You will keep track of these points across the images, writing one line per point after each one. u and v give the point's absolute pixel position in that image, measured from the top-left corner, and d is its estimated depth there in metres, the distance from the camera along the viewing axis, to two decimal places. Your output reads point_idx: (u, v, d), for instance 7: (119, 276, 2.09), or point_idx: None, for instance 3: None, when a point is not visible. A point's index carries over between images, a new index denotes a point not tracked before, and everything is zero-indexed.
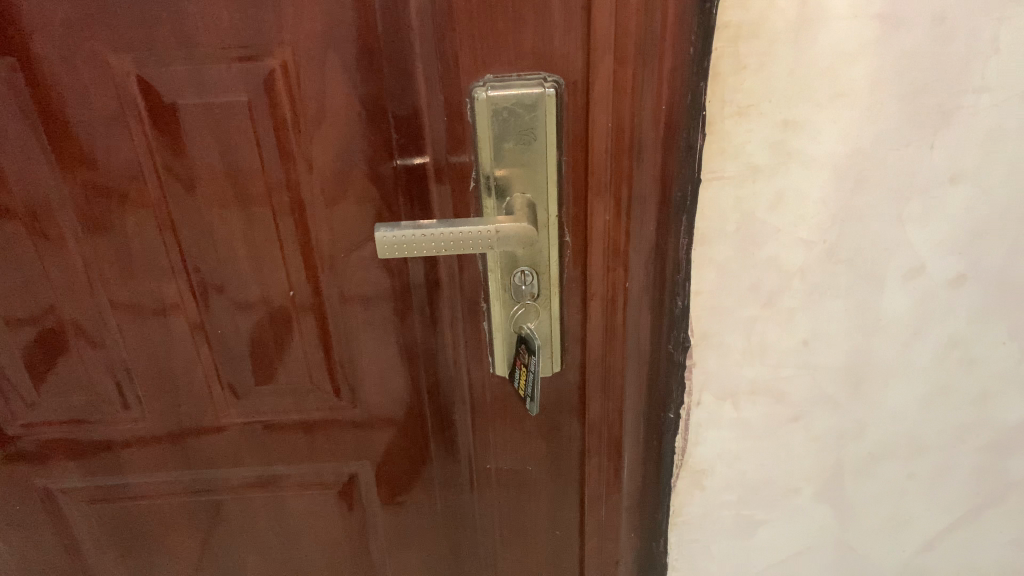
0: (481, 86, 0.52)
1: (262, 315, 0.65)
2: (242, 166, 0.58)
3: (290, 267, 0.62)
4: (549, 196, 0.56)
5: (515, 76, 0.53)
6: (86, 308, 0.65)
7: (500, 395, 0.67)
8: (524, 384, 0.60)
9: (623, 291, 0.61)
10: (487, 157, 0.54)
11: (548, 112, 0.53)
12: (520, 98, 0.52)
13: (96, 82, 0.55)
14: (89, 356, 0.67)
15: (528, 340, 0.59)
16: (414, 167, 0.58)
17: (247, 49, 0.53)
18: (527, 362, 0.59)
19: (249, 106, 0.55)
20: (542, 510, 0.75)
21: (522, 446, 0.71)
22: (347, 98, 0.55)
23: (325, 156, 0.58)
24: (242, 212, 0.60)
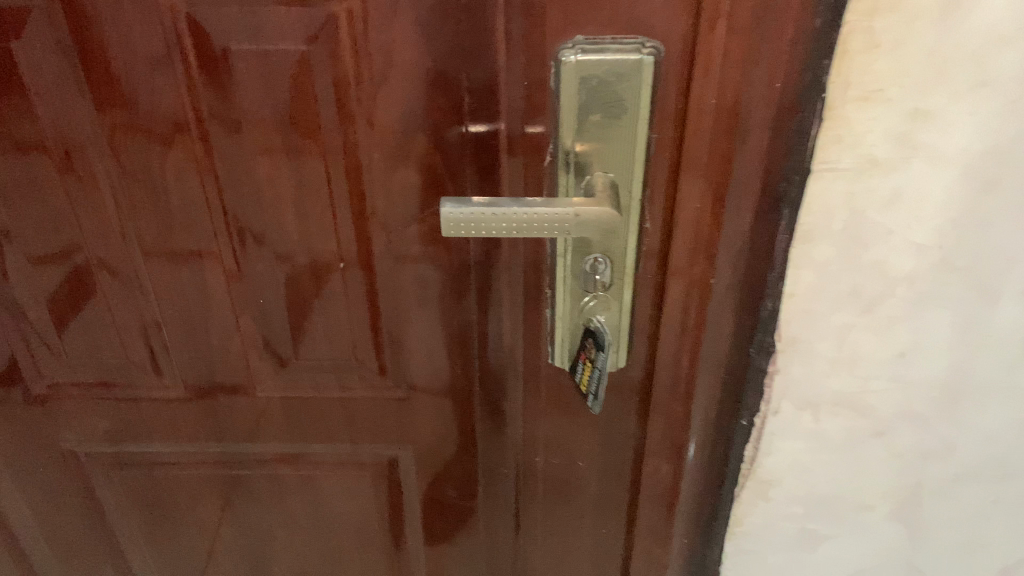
0: (570, 48, 0.46)
1: (309, 287, 0.60)
2: (296, 124, 0.52)
3: (341, 235, 0.57)
4: (634, 178, 0.50)
5: (609, 39, 0.46)
6: (122, 264, 0.60)
7: (556, 385, 0.63)
8: (589, 381, 0.55)
9: (703, 288, 0.55)
10: (569, 127, 0.48)
11: (643, 83, 0.47)
12: (612, 66, 0.46)
13: (141, 20, 0.49)
14: (123, 314, 0.63)
15: (597, 334, 0.54)
16: (483, 136, 0.51)
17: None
18: (594, 358, 0.54)
19: (309, 57, 0.49)
20: (589, 507, 0.70)
21: (575, 439, 0.66)
22: (416, 55, 0.48)
23: (387, 117, 0.51)
24: (294, 175, 0.54)
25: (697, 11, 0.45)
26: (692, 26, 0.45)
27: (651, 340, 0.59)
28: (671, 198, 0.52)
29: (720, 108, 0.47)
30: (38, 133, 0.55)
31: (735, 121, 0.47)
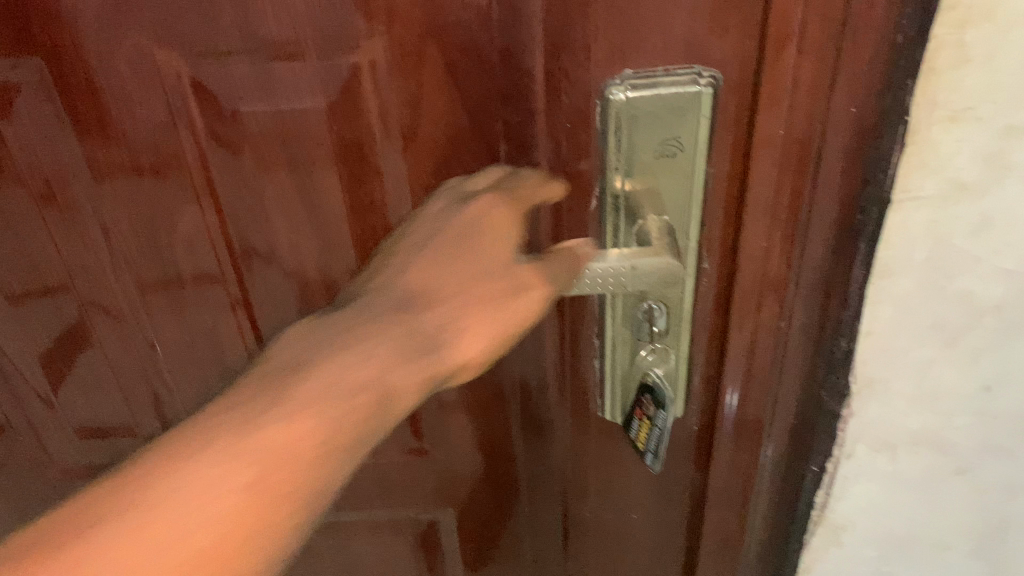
0: (618, 85, 0.41)
1: None
2: (317, 184, 0.47)
3: None
4: (691, 219, 0.45)
5: (662, 71, 0.41)
6: (132, 338, 0.56)
7: (606, 437, 0.57)
8: (646, 439, 0.51)
9: (769, 330, 0.50)
10: (620, 168, 0.44)
11: (700, 117, 0.42)
12: (668, 101, 0.41)
13: (139, 87, 0.44)
14: (137, 389, 0.59)
15: (655, 389, 0.50)
16: None
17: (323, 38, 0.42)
18: (653, 415, 0.50)
19: (330, 112, 0.44)
20: (643, 560, 0.65)
21: (627, 490, 0.60)
22: (445, 101, 0.44)
23: (417, 168, 0.46)
24: (316, 237, 0.49)
25: (759, 36, 0.40)
26: (752, 51, 0.40)
27: (708, 385, 0.55)
28: (730, 236, 0.47)
29: (789, 141, 0.42)
30: (32, 213, 0.50)
31: (806, 151, 0.42)
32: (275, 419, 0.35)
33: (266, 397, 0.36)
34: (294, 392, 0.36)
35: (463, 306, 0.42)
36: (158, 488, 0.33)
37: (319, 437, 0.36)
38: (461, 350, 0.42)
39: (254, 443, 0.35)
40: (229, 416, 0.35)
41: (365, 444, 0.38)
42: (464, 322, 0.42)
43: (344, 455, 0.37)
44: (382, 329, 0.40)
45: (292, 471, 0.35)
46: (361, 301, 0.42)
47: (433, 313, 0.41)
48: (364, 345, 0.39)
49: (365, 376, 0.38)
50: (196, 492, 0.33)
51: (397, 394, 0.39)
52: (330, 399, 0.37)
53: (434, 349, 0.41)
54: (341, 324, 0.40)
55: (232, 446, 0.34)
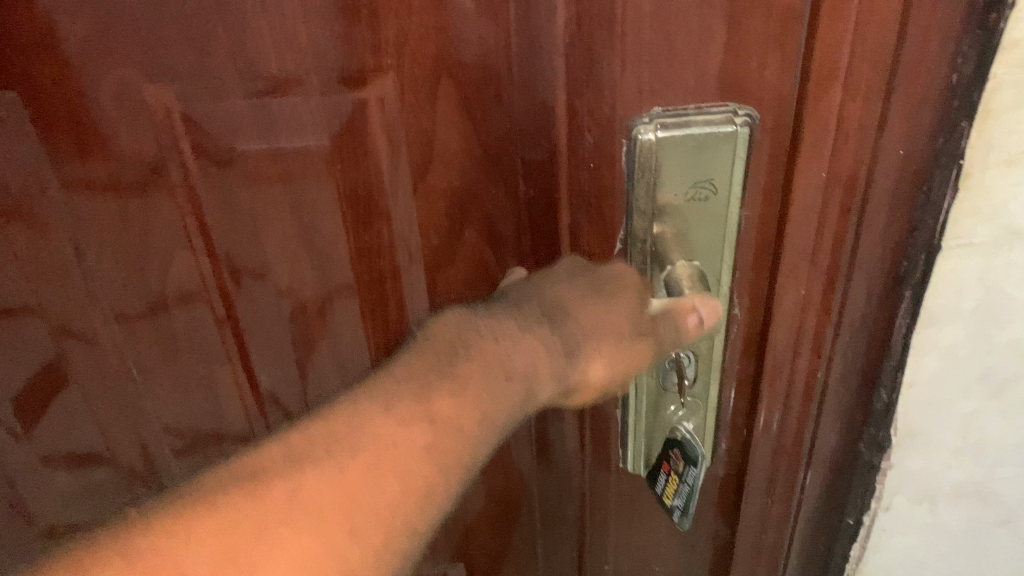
0: (647, 124, 0.38)
1: None
2: (321, 230, 0.43)
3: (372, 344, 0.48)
4: (724, 265, 0.42)
5: (694, 109, 0.38)
6: (124, 406, 0.50)
7: (629, 489, 0.55)
8: (673, 494, 0.49)
9: (806, 388, 0.46)
10: (650, 212, 0.41)
11: (734, 157, 0.39)
12: (700, 141, 0.38)
13: (125, 121, 0.39)
14: (127, 457, 0.52)
15: (684, 445, 0.47)
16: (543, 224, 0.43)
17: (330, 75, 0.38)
18: (682, 471, 0.48)
19: (333, 152, 0.40)
20: None
21: (649, 539, 0.57)
22: (460, 139, 0.40)
23: (428, 212, 0.43)
24: (319, 284, 0.45)
25: (807, 71, 0.36)
26: (796, 86, 0.37)
27: (740, 438, 0.50)
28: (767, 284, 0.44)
29: (835, 185, 0.39)
30: (9, 272, 0.44)
31: (852, 197, 0.39)
32: (407, 454, 0.38)
33: (413, 412, 0.38)
34: (437, 414, 0.39)
35: (588, 345, 0.43)
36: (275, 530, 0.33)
37: (441, 461, 0.38)
38: (587, 375, 0.43)
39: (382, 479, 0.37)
40: (386, 423, 0.38)
41: (477, 462, 0.41)
42: (587, 359, 0.43)
43: (464, 469, 0.40)
44: (522, 348, 0.41)
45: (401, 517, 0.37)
46: (498, 306, 0.43)
47: (567, 337, 0.42)
48: (499, 374, 0.41)
49: (477, 415, 0.40)
50: (306, 522, 0.34)
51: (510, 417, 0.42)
52: (456, 429, 0.39)
53: (562, 377, 0.43)
54: (488, 337, 0.41)
55: (353, 465, 0.36)
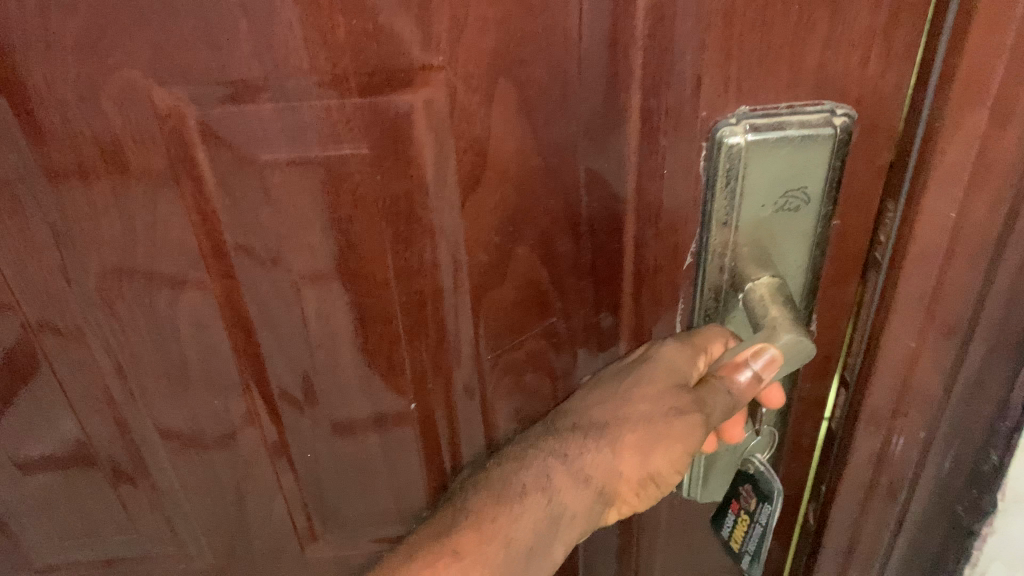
0: (733, 125, 0.33)
1: (373, 440, 0.46)
2: (356, 248, 0.38)
3: (408, 372, 0.43)
4: (808, 280, 0.37)
5: (786, 108, 0.33)
6: (131, 432, 0.45)
7: (685, 522, 0.49)
8: (743, 537, 0.44)
9: (908, 438, 0.41)
10: (729, 225, 0.35)
11: (830, 161, 0.34)
12: (794, 145, 0.33)
13: (135, 128, 0.34)
14: (133, 487, 0.48)
15: (757, 480, 0.43)
16: (606, 245, 0.38)
17: (372, 76, 0.33)
18: (754, 510, 0.43)
19: (373, 161, 0.35)
20: None
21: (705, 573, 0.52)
22: (516, 147, 0.35)
23: (476, 230, 0.38)
24: (351, 309, 0.40)
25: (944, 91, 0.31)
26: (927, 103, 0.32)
27: (824, 480, 0.46)
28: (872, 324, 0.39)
29: (966, 223, 0.34)
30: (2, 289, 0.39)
31: (989, 232, 0.34)
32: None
33: (435, 553, 0.41)
34: (458, 550, 0.41)
35: (610, 448, 0.40)
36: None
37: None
38: (619, 478, 0.40)
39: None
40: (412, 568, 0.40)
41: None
42: (612, 464, 0.40)
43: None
44: (533, 467, 0.41)
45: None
46: (525, 447, 0.42)
47: (584, 447, 0.41)
48: (510, 499, 0.41)
49: (497, 542, 0.40)
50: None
51: (544, 542, 0.41)
52: (478, 555, 0.40)
53: (586, 481, 0.41)
54: (498, 467, 0.42)
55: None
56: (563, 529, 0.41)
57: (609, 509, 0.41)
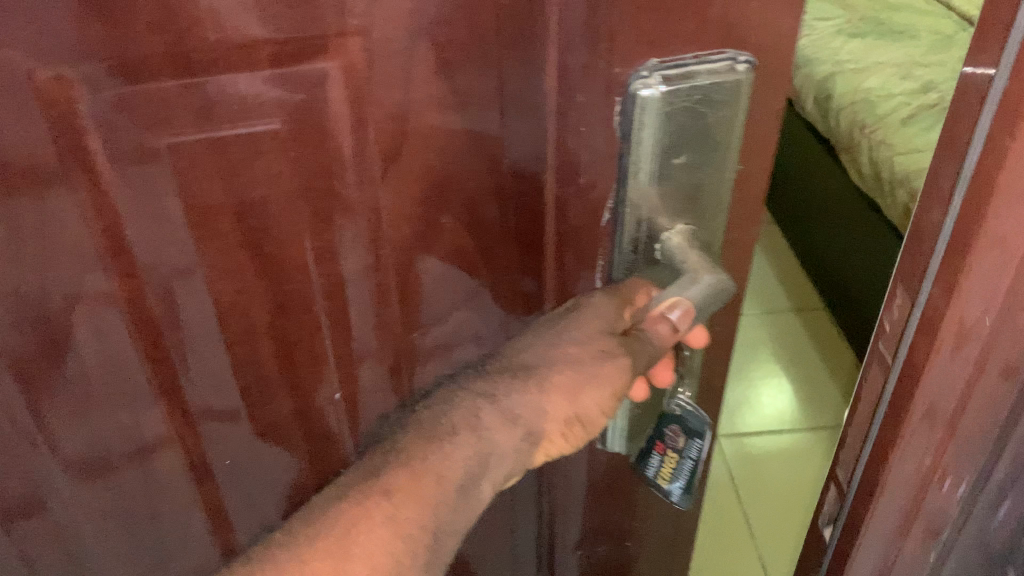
0: (647, 79, 0.33)
1: (298, 429, 0.45)
2: (272, 230, 0.36)
3: (331, 354, 0.42)
4: (718, 224, 0.39)
5: (693, 58, 0.33)
6: (23, 466, 0.41)
7: (615, 480, 0.50)
8: (670, 474, 0.45)
9: (954, 479, 0.46)
10: (647, 178, 0.36)
11: (738, 107, 0.35)
12: (703, 93, 0.34)
13: (17, 120, 0.31)
14: (31, 527, 0.44)
15: (686, 419, 0.44)
16: (529, 205, 0.39)
17: (283, 44, 0.31)
18: (683, 448, 0.44)
19: (287, 137, 0.34)
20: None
21: (633, 526, 0.54)
22: (434, 111, 0.35)
23: (399, 201, 0.37)
24: (269, 296, 0.38)
25: (978, 161, 0.37)
26: (949, 215, 0.39)
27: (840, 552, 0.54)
28: (902, 388, 0.44)
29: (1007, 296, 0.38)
30: None
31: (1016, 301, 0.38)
32: (366, 532, 0.38)
33: (364, 494, 0.39)
34: (387, 489, 0.39)
35: (537, 384, 0.39)
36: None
37: (402, 529, 0.39)
38: (547, 415, 0.39)
39: (342, 564, 0.38)
40: (338, 511, 0.39)
41: (449, 528, 0.40)
42: (539, 401, 0.39)
43: (430, 536, 0.39)
44: (460, 406, 0.40)
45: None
46: (449, 394, 0.40)
47: (509, 388, 0.39)
48: (439, 436, 0.39)
49: (428, 481, 0.39)
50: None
51: (472, 480, 0.40)
52: (409, 492, 0.39)
53: (513, 421, 0.39)
54: (423, 410, 0.40)
55: (315, 557, 0.38)
56: (490, 467, 0.40)
57: (536, 449, 0.40)
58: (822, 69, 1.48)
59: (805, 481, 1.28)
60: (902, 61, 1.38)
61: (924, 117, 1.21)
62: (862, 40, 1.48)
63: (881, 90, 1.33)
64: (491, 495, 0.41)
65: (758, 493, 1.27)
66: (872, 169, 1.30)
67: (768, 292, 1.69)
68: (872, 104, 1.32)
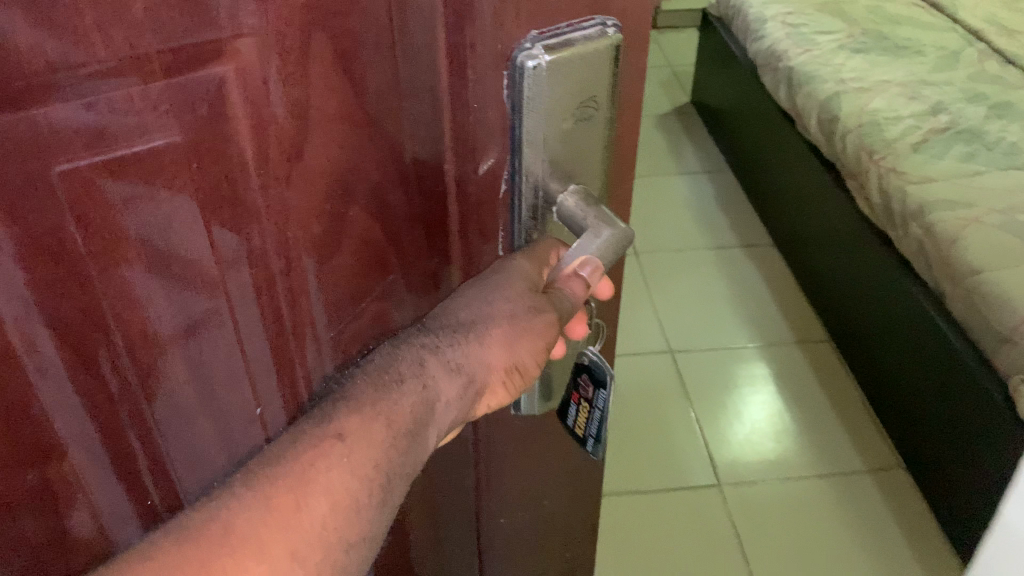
0: (530, 49, 0.35)
1: (196, 413, 0.38)
2: (177, 248, 0.32)
3: (240, 361, 0.38)
4: (601, 184, 0.42)
5: (567, 27, 0.36)
6: None
7: (529, 441, 0.51)
8: (585, 424, 0.48)
9: None
10: (539, 144, 0.38)
11: (613, 70, 0.37)
12: (586, 61, 0.36)
13: None
14: None
15: (593, 370, 0.47)
16: (430, 186, 0.41)
17: (180, 50, 0.28)
18: (592, 398, 0.47)
19: (188, 152, 0.30)
20: (562, 528, 0.61)
21: (549, 480, 0.55)
22: (334, 103, 0.34)
23: (307, 202, 0.36)
24: (186, 324, 0.35)
25: None
26: None
27: None
28: None
29: None
30: None
31: None
32: (328, 469, 0.34)
33: (317, 437, 0.35)
34: (343, 432, 0.35)
35: (477, 333, 0.39)
36: (246, 544, 0.32)
37: (359, 470, 0.35)
38: (486, 364, 0.40)
39: (305, 500, 0.34)
40: (297, 452, 0.34)
41: (402, 473, 0.37)
42: (478, 351, 0.40)
43: (384, 477, 0.36)
44: (405, 356, 0.38)
45: (334, 527, 0.34)
46: (390, 348, 0.39)
47: (450, 342, 0.39)
48: (388, 384, 0.37)
49: (381, 425, 0.36)
50: (272, 540, 0.32)
51: (422, 427, 0.38)
52: (364, 435, 0.36)
53: (458, 373, 0.39)
54: (367, 363, 0.38)
55: (278, 495, 0.33)
56: (437, 416, 0.38)
57: (477, 400, 0.40)
58: (823, 89, 1.45)
59: (804, 521, 1.24)
60: (908, 80, 1.41)
61: (935, 146, 1.26)
62: (861, 58, 1.49)
63: (887, 111, 1.34)
64: (434, 447, 0.39)
65: (756, 530, 1.23)
66: (882, 198, 1.27)
67: (763, 321, 1.57)
68: (880, 127, 1.32)
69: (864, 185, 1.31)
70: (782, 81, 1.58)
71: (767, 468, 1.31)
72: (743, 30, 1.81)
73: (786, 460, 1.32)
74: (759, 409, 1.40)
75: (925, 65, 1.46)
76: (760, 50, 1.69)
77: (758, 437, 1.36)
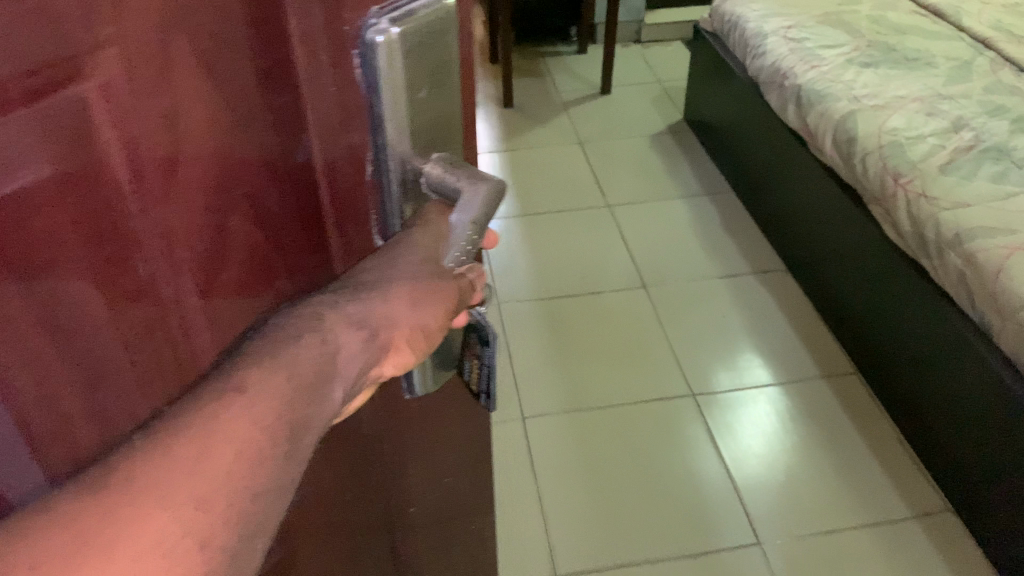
0: (375, 22, 0.33)
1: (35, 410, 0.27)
2: (62, 297, 0.26)
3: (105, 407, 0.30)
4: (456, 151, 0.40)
5: None
6: None
7: (422, 418, 0.49)
8: (477, 378, 0.48)
9: None
10: (399, 119, 0.35)
11: (451, 35, 0.36)
12: (428, 27, 0.34)
13: None
14: None
15: (478, 329, 0.45)
16: (298, 169, 0.35)
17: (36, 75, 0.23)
18: (481, 356, 0.46)
19: (58, 186, 0.25)
20: (459, 501, 0.60)
21: (445, 452, 0.54)
22: (205, 108, 0.30)
23: (185, 217, 0.31)
24: (70, 380, 0.28)
25: None
26: None
27: None
28: None
29: None
30: None
31: None
32: (231, 420, 0.30)
33: (210, 394, 0.31)
34: (244, 384, 0.31)
35: (380, 289, 0.36)
36: (151, 494, 0.28)
37: (259, 425, 0.31)
38: (391, 321, 0.36)
39: (208, 448, 0.29)
40: (191, 420, 0.29)
41: (307, 426, 0.33)
42: (385, 306, 0.36)
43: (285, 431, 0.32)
44: (302, 310, 0.34)
45: (236, 479, 0.30)
46: (282, 313, 0.34)
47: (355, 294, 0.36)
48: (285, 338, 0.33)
49: (281, 379, 0.32)
50: (174, 488, 0.28)
51: (325, 379, 0.34)
52: (263, 392, 0.31)
53: (363, 325, 0.35)
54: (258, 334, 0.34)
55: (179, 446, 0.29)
56: (340, 369, 0.34)
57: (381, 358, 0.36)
58: (836, 108, 1.39)
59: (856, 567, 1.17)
60: (923, 95, 1.37)
61: (965, 164, 1.20)
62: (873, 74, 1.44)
63: (910, 131, 1.28)
64: (337, 411, 0.35)
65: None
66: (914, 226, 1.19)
67: (785, 352, 1.51)
68: (903, 149, 1.26)
69: (891, 211, 1.24)
70: (792, 100, 1.52)
71: (793, 505, 1.25)
72: (740, 47, 1.76)
73: (825, 511, 1.24)
74: (778, 446, 1.34)
75: (938, 77, 1.41)
76: (763, 67, 1.63)
77: (794, 485, 1.28)
